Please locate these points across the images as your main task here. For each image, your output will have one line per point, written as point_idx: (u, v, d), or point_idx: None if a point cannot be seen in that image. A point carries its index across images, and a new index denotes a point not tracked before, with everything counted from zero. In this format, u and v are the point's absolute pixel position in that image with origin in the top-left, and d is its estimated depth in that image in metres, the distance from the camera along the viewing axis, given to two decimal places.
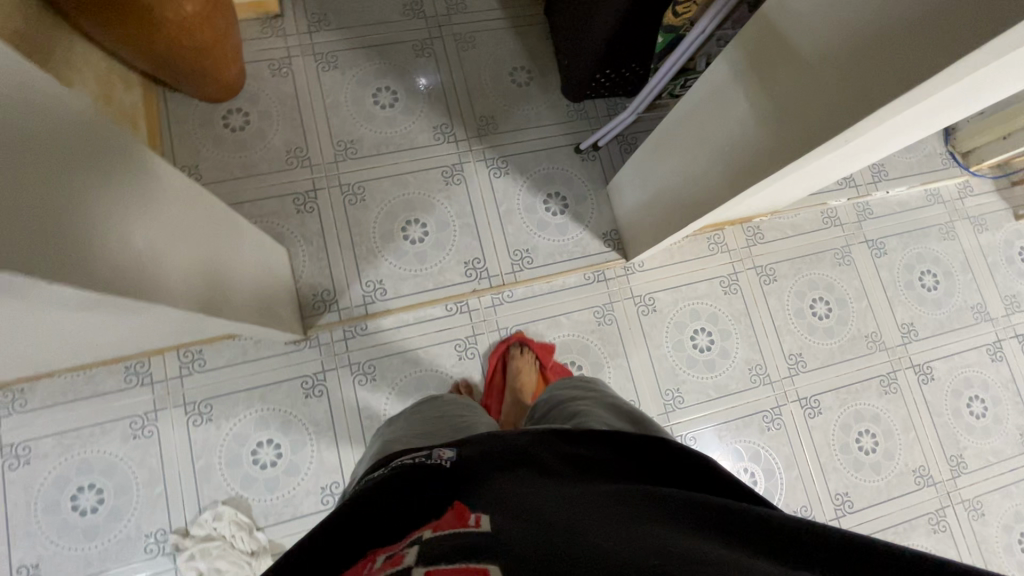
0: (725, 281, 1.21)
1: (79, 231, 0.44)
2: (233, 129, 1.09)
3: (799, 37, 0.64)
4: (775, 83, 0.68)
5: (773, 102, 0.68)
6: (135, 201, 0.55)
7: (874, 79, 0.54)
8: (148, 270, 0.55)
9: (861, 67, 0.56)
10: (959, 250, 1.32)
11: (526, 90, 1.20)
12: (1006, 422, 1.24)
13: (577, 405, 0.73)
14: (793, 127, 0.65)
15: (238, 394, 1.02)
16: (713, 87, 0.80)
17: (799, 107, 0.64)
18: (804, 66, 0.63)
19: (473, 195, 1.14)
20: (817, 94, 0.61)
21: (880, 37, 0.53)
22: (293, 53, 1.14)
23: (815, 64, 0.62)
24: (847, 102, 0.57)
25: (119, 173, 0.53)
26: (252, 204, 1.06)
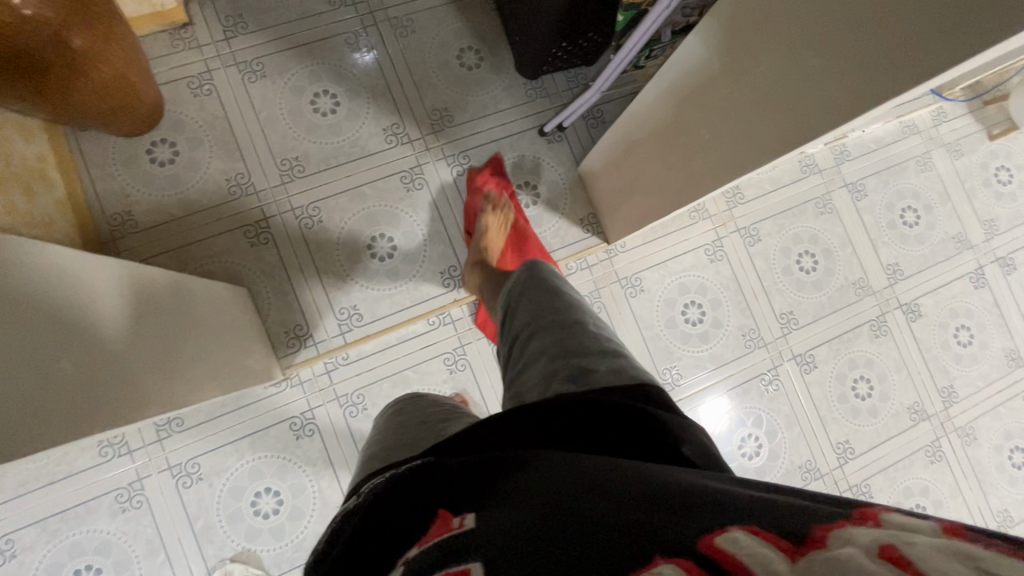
0: (710, 249, 1.17)
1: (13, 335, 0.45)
2: (161, 163, 0.98)
3: (785, 20, 0.58)
4: (763, 48, 0.61)
5: (762, 70, 0.62)
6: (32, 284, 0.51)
7: (877, 72, 0.50)
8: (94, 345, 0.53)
9: (868, 39, 0.50)
10: (937, 180, 1.29)
11: (478, 73, 1.10)
12: (992, 345, 1.27)
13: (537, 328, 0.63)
14: (788, 90, 0.59)
15: (225, 448, 0.97)
16: (684, 65, 0.74)
17: (790, 96, 0.59)
18: (792, 50, 0.58)
19: (438, 199, 1.07)
20: (809, 84, 0.56)
21: (884, 25, 0.49)
22: (213, 66, 1.01)
23: (805, 49, 0.56)
24: (859, 70, 0.51)
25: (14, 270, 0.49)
26: (199, 244, 0.97)
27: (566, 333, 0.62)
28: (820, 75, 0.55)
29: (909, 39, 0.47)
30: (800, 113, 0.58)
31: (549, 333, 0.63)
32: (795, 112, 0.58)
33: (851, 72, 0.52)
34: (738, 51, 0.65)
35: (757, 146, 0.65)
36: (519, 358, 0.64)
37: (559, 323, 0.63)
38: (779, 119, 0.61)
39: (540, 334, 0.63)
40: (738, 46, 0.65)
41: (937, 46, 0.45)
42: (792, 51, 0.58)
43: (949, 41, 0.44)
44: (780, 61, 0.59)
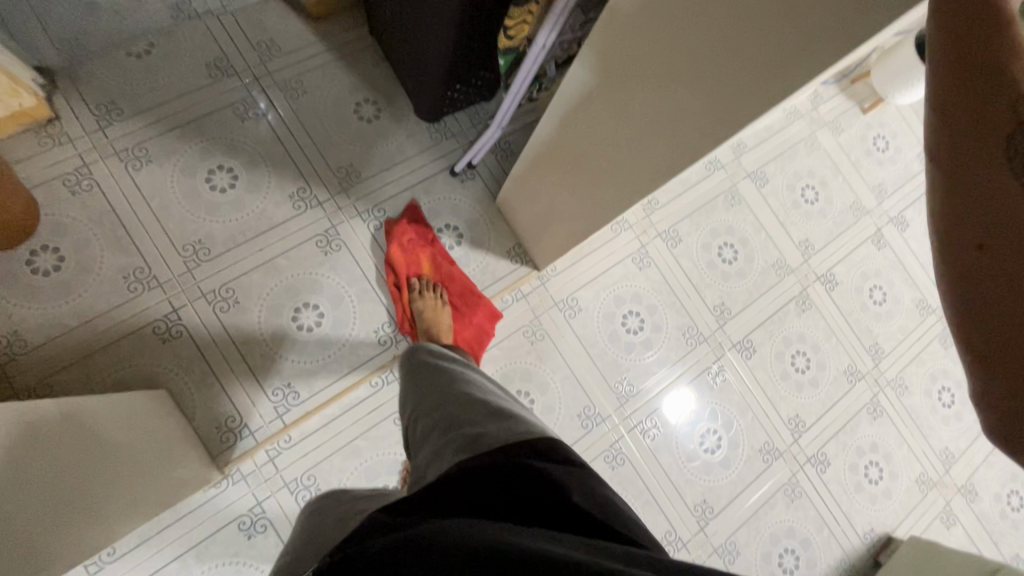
0: (637, 257, 1.20)
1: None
2: (46, 272, 0.90)
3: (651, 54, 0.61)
4: (637, 80, 0.64)
5: (643, 101, 0.65)
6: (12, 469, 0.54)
7: (740, 97, 0.53)
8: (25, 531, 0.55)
9: (726, 67, 0.54)
10: (826, 157, 1.40)
11: (379, 124, 1.09)
12: (903, 299, 1.37)
13: (429, 405, 0.60)
14: (671, 120, 0.62)
15: (168, 567, 0.88)
16: (572, 98, 0.75)
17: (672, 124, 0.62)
18: (664, 82, 0.61)
19: (359, 256, 1.04)
20: (687, 111, 0.60)
21: (737, 55, 0.52)
22: (91, 159, 0.94)
23: (674, 81, 0.60)
24: (726, 94, 0.55)
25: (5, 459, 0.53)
26: (102, 352, 0.89)
27: (454, 404, 0.58)
28: (694, 102, 0.59)
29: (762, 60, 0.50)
30: (687, 137, 0.61)
31: (436, 414, 0.57)
32: (683, 138, 0.62)
33: (722, 94, 0.55)
34: (617, 82, 0.67)
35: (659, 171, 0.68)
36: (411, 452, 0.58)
37: (447, 401, 0.59)
38: (671, 148, 0.64)
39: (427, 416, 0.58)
40: (616, 80, 0.67)
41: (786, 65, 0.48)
42: (665, 80, 0.61)
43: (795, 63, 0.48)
44: (657, 91, 0.62)
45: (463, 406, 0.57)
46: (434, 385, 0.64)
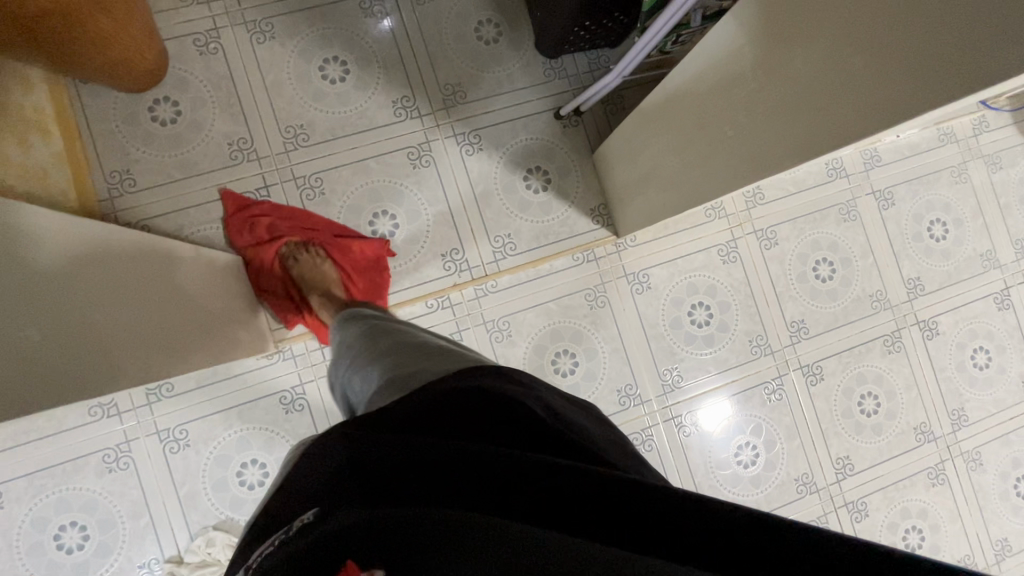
0: (724, 250, 1.13)
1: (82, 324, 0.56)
2: (163, 122, 0.95)
3: (821, 18, 0.54)
4: (801, 36, 0.56)
5: (799, 62, 0.57)
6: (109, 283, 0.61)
7: (920, 82, 0.47)
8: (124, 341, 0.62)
9: (915, 43, 0.47)
10: (969, 193, 1.23)
11: (496, 48, 1.05)
12: (1009, 370, 1.22)
13: (377, 354, 0.60)
14: (828, 89, 0.55)
15: (214, 417, 0.96)
16: (720, 47, 0.68)
17: (818, 101, 0.56)
18: (824, 53, 0.54)
19: (444, 178, 1.03)
20: (843, 89, 0.53)
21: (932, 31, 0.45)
22: (221, 24, 0.97)
23: (839, 54, 0.53)
24: (912, 65, 0.47)
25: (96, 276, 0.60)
26: (196, 209, 0.95)
27: (403, 348, 0.59)
28: (866, 70, 0.51)
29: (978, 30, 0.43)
30: (842, 111, 0.54)
31: (380, 360, 0.58)
32: (836, 112, 0.54)
33: (906, 65, 0.48)
34: (778, 34, 0.59)
35: (789, 146, 0.60)
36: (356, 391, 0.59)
37: (402, 347, 0.59)
38: (816, 121, 0.56)
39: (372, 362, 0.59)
40: (776, 34, 0.60)
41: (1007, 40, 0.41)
42: (837, 40, 0.53)
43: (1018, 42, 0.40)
44: (822, 53, 0.55)
45: (409, 349, 0.58)
46: (389, 330, 0.65)
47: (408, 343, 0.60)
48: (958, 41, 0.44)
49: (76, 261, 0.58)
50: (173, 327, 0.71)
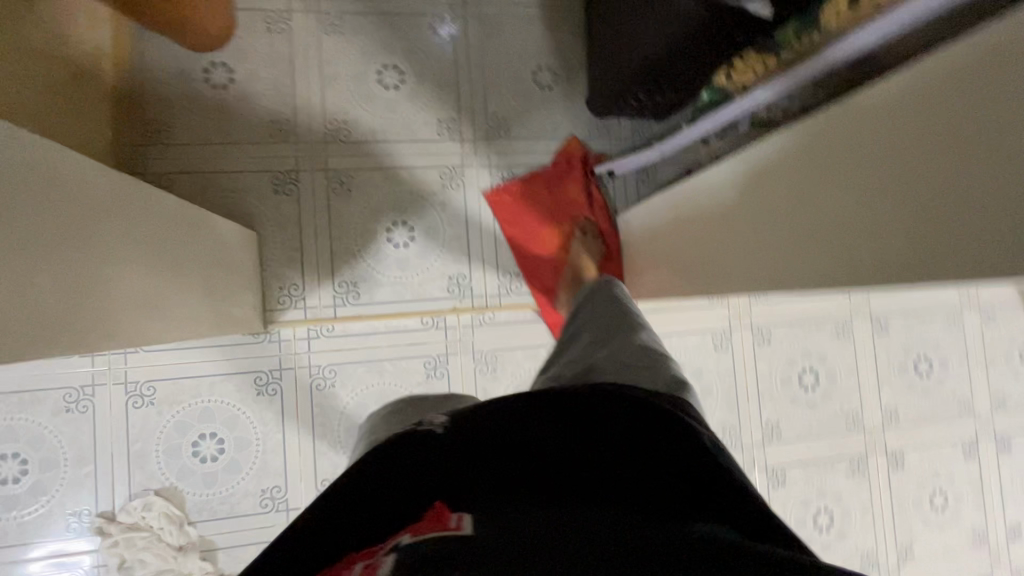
0: (718, 337, 1.15)
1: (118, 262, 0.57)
2: (215, 85, 0.96)
3: (859, 162, 0.57)
4: (841, 176, 0.59)
5: (834, 199, 0.59)
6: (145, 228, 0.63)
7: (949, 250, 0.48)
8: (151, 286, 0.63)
9: (946, 213, 0.48)
10: (960, 338, 1.27)
11: (548, 95, 1.08)
12: (963, 518, 1.24)
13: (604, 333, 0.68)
14: (858, 231, 0.57)
15: (185, 382, 0.95)
16: (762, 157, 0.70)
17: (846, 238, 0.58)
18: (860, 195, 0.56)
19: (469, 204, 1.05)
20: (873, 235, 0.55)
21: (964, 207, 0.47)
22: (295, 7, 1.00)
23: (873, 200, 0.55)
24: (938, 233, 0.49)
25: (137, 219, 0.61)
26: (223, 176, 0.96)
27: (619, 339, 0.67)
28: (894, 225, 0.53)
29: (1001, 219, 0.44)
30: (870, 254, 0.55)
31: (615, 347, 0.65)
32: (862, 255, 0.56)
33: (939, 233, 0.49)
34: (820, 166, 0.61)
35: (811, 271, 0.62)
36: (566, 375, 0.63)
37: (618, 337, 0.67)
38: (841, 258, 0.58)
39: (613, 354, 0.63)
40: (816, 170, 0.62)
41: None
42: (872, 194, 0.55)
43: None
44: (856, 201, 0.57)
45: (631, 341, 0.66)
46: (620, 321, 0.70)
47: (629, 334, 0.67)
48: (984, 224, 0.46)
49: (127, 202, 0.60)
50: (182, 295, 0.71)
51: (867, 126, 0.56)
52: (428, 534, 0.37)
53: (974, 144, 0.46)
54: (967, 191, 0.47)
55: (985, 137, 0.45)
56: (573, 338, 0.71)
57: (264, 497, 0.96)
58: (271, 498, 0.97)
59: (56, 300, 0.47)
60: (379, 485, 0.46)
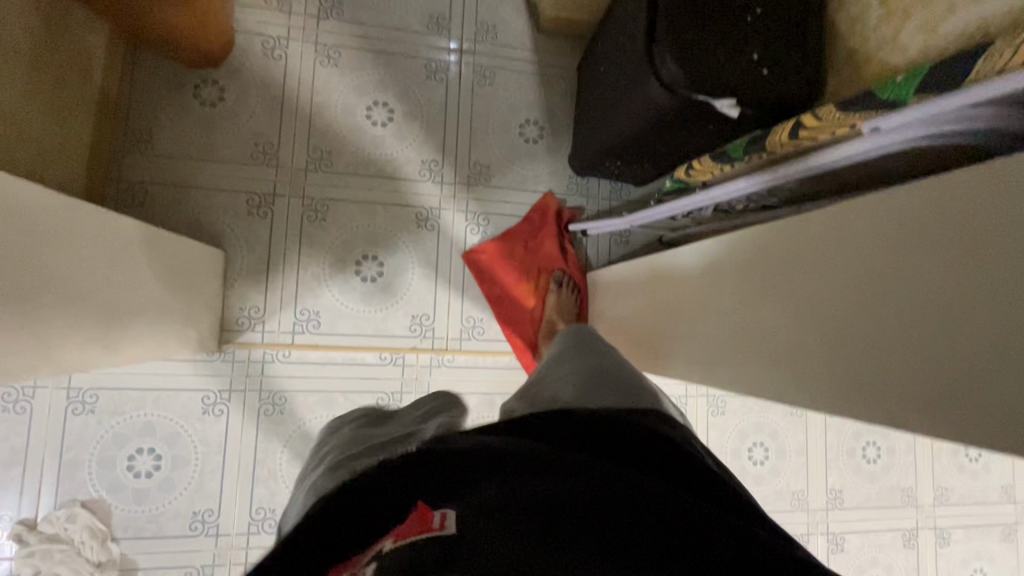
0: (673, 402, 1.16)
1: (63, 288, 0.57)
2: (203, 102, 0.97)
3: (791, 285, 0.56)
4: (774, 292, 0.58)
5: (766, 314, 0.59)
6: (95, 252, 0.63)
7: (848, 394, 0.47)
8: (96, 308, 0.63)
9: (850, 355, 0.47)
10: (909, 428, 1.29)
11: (532, 148, 1.11)
12: None
13: (588, 361, 0.65)
14: (784, 353, 0.56)
15: (130, 393, 0.94)
16: (725, 254, 0.69)
17: (771, 357, 0.57)
18: (787, 318, 0.56)
19: (442, 246, 1.06)
20: (790, 359, 0.55)
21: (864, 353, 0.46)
22: (294, 36, 1.02)
23: (796, 326, 0.54)
24: (845, 375, 0.48)
25: (88, 242, 0.61)
26: (198, 191, 0.96)
27: (604, 367, 0.64)
28: (808, 355, 0.52)
29: (898, 378, 0.43)
30: (792, 380, 0.54)
31: (596, 377, 0.62)
32: (785, 379, 0.55)
33: (842, 374, 0.48)
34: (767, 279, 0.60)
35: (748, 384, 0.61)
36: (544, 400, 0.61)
37: (602, 366, 0.64)
38: (769, 376, 0.57)
39: (591, 382, 0.61)
40: (756, 282, 0.62)
41: (918, 403, 0.41)
42: (794, 318, 0.55)
43: (924, 406, 0.40)
44: (783, 321, 0.56)
45: (617, 371, 0.63)
46: (604, 354, 0.67)
47: (613, 366, 0.65)
48: (874, 370, 0.45)
49: (77, 222, 0.60)
50: (130, 316, 0.71)
51: (801, 249, 0.56)
52: (410, 538, 0.32)
53: (891, 292, 0.44)
54: (870, 337, 0.46)
55: (890, 287, 0.44)
56: (553, 366, 0.68)
57: (194, 520, 0.94)
58: (201, 522, 0.95)
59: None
60: (352, 505, 0.39)
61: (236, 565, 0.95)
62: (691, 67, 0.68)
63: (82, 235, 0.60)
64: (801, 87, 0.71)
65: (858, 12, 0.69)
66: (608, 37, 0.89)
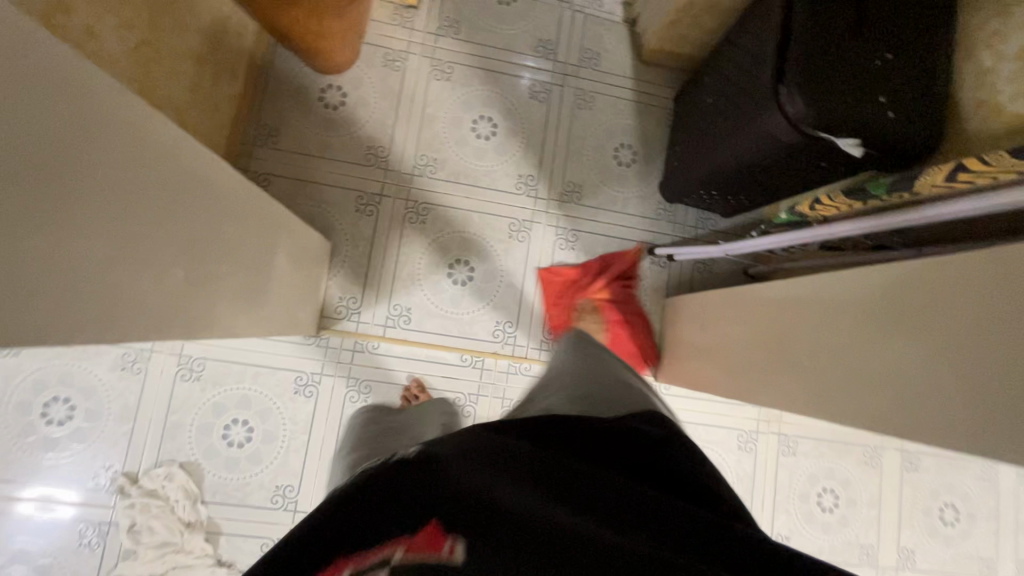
0: (743, 437, 1.14)
1: (231, 264, 0.62)
2: (327, 105, 1.05)
3: (924, 318, 0.54)
4: (905, 326, 0.56)
5: (892, 348, 0.57)
6: (257, 232, 0.69)
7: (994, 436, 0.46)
8: (250, 285, 0.69)
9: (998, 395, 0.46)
10: (992, 494, 1.22)
11: (624, 172, 1.14)
12: None
13: (581, 369, 0.65)
14: (913, 389, 0.54)
15: (233, 366, 1.00)
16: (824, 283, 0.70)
17: (896, 394, 0.55)
18: (919, 353, 0.54)
19: (530, 257, 1.10)
20: (921, 396, 0.53)
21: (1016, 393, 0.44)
22: (414, 50, 1.09)
23: (929, 361, 0.52)
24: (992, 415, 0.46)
25: (255, 223, 0.68)
26: (315, 186, 1.03)
27: (593, 375, 0.63)
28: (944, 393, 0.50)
29: None
30: (906, 410, 0.54)
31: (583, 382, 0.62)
32: (914, 416, 0.53)
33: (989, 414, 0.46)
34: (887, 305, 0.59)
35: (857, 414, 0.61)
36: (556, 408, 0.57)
37: (592, 372, 0.64)
38: (892, 413, 0.56)
39: (576, 387, 0.60)
40: (881, 315, 0.60)
41: None
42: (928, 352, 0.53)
43: None
44: (913, 355, 0.54)
45: (607, 379, 0.62)
46: (601, 364, 0.67)
47: (605, 373, 0.64)
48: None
49: (253, 203, 0.67)
50: (268, 295, 0.77)
51: (937, 282, 0.53)
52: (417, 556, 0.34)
53: None
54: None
55: None
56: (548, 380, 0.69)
57: (276, 493, 0.99)
58: (282, 496, 1.00)
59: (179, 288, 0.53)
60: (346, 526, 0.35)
61: None
62: (817, 105, 0.70)
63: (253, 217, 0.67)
64: (926, 130, 0.71)
65: (992, 63, 0.69)
66: (719, 70, 0.93)
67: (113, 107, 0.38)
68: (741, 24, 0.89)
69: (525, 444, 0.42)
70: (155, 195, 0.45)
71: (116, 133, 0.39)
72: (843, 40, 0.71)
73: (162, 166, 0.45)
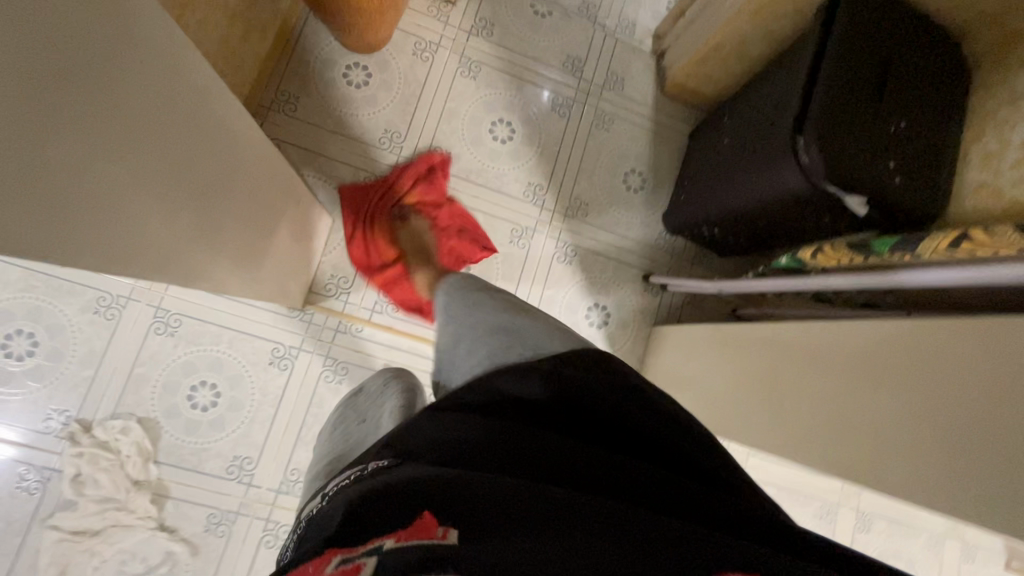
0: None
1: (237, 222, 0.61)
2: (351, 82, 1.05)
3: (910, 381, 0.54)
4: (894, 384, 0.56)
5: (881, 405, 0.57)
6: (268, 195, 0.68)
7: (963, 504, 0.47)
8: (251, 246, 0.68)
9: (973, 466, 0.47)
10: (936, 565, 1.25)
11: (632, 196, 1.16)
12: None
13: (485, 307, 0.59)
14: (891, 449, 0.54)
15: (210, 327, 0.98)
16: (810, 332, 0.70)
17: (874, 453, 0.56)
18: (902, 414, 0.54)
19: (527, 265, 1.10)
20: (898, 455, 0.53)
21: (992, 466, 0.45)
22: (445, 44, 1.10)
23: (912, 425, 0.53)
24: (967, 484, 0.47)
25: (266, 184, 0.67)
26: (324, 160, 1.03)
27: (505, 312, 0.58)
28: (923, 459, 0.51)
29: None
30: (881, 466, 0.55)
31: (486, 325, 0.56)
32: (889, 477, 0.54)
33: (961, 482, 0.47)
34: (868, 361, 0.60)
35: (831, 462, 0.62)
36: (463, 360, 0.55)
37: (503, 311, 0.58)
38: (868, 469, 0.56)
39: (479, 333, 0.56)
40: (871, 374, 0.59)
41: None
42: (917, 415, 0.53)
43: None
44: (901, 417, 0.54)
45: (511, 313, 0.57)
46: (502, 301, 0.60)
47: (508, 309, 0.58)
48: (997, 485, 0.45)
49: (266, 163, 0.66)
50: (264, 260, 0.75)
51: (927, 347, 0.54)
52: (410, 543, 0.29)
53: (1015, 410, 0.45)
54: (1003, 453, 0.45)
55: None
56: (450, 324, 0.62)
57: (233, 463, 0.96)
58: (239, 467, 0.97)
59: (188, 241, 0.52)
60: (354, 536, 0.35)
61: (258, 520, 0.96)
62: (833, 162, 0.72)
63: (264, 178, 0.65)
64: (927, 200, 0.74)
65: (997, 148, 0.73)
66: (740, 112, 0.95)
67: (150, 32, 0.37)
68: (766, 72, 0.91)
69: (482, 425, 0.41)
70: (178, 131, 0.44)
71: (147, 58, 0.38)
72: (869, 103, 0.73)
73: (187, 103, 0.44)
